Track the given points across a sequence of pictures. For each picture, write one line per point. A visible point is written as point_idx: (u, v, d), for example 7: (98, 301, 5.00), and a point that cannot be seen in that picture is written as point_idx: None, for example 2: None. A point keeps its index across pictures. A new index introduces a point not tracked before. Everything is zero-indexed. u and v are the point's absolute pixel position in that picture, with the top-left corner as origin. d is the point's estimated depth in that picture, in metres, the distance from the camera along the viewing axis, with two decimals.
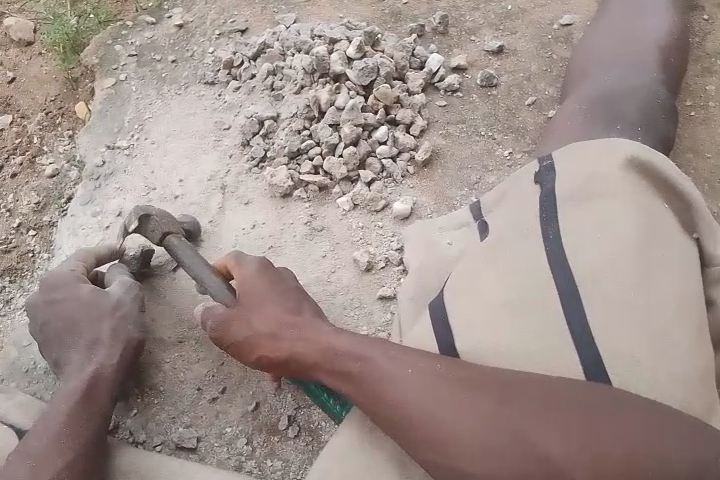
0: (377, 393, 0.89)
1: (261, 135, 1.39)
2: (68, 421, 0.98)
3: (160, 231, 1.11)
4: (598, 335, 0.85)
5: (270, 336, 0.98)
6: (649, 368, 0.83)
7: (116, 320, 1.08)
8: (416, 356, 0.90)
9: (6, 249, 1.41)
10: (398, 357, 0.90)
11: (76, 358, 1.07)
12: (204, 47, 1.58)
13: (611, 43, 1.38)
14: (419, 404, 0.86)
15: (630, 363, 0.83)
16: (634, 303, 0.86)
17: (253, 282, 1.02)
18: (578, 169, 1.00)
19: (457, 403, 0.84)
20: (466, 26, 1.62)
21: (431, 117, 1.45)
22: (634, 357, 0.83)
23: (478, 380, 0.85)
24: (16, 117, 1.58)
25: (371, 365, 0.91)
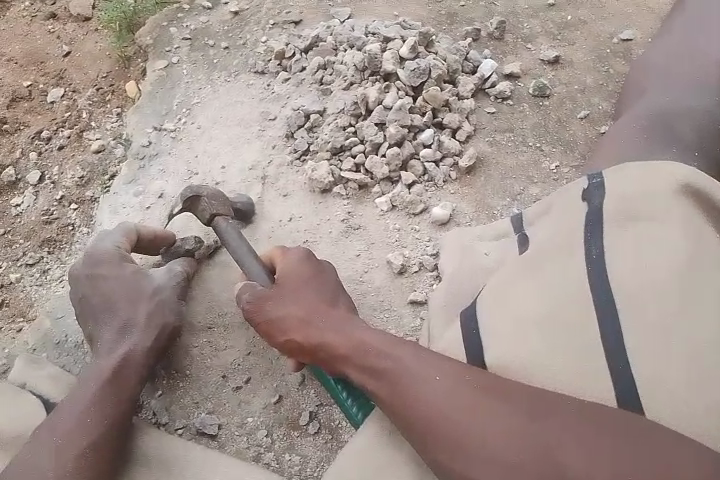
0: (397, 393, 0.88)
1: (306, 129, 1.38)
2: (98, 399, 0.99)
3: (209, 212, 1.15)
4: (635, 361, 0.82)
5: (299, 328, 0.98)
6: (685, 401, 0.79)
7: (153, 305, 1.10)
8: (436, 366, 0.89)
9: (48, 220, 1.44)
10: (423, 359, 0.89)
11: (109, 336, 1.08)
12: (257, 36, 1.58)
13: (672, 60, 1.33)
14: (438, 408, 0.85)
15: (666, 394, 0.80)
16: (675, 331, 0.83)
17: (292, 269, 1.04)
18: (628, 187, 0.96)
19: (477, 410, 0.83)
20: (522, 33, 1.59)
21: (478, 123, 1.43)
22: (670, 388, 0.80)
23: (501, 390, 0.84)
24: (67, 90, 1.62)
25: (395, 364, 0.90)
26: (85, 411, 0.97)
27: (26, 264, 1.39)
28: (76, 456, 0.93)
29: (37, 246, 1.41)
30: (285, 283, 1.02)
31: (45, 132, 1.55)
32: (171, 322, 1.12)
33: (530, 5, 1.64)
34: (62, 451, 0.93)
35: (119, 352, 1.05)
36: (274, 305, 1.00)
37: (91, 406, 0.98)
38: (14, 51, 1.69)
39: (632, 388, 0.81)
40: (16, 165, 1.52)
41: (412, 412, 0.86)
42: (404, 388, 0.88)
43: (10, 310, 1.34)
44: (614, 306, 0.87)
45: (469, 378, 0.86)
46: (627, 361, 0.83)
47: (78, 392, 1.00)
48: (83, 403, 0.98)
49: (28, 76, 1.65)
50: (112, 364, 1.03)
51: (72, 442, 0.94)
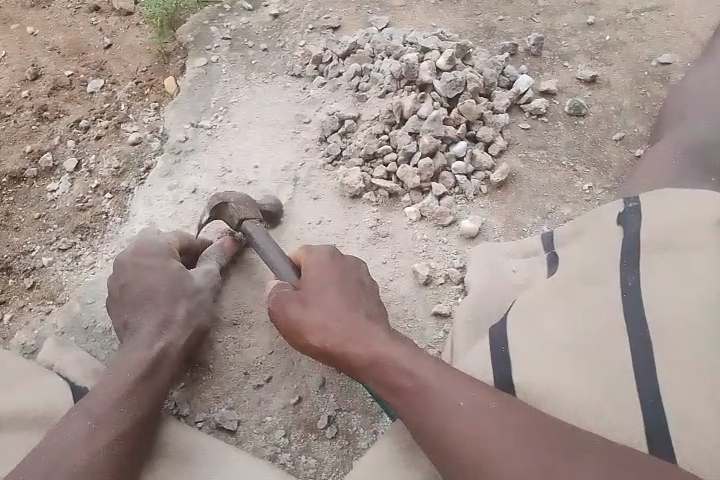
0: (418, 408, 0.88)
1: (340, 134, 1.40)
2: (131, 387, 1.01)
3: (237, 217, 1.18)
4: (667, 394, 0.82)
5: (326, 335, 0.99)
6: (715, 440, 0.79)
7: (193, 305, 1.16)
8: (465, 381, 0.88)
9: (82, 208, 1.46)
10: (448, 377, 0.89)
11: (143, 327, 1.11)
12: (296, 40, 1.60)
13: (710, 90, 1.33)
14: (459, 428, 0.83)
15: (696, 431, 0.80)
16: (709, 367, 0.82)
17: (317, 271, 1.05)
18: (666, 217, 0.96)
19: (500, 435, 0.81)
20: (560, 51, 1.59)
21: (512, 139, 1.43)
22: (701, 425, 0.80)
23: (527, 418, 0.83)
24: (107, 82, 1.65)
25: (418, 379, 0.89)
26: (121, 399, 0.99)
27: (59, 248, 1.42)
28: (107, 443, 0.94)
29: (70, 232, 1.44)
30: (311, 285, 1.04)
31: (83, 122, 1.58)
32: (204, 323, 1.17)
33: (569, 23, 1.63)
34: (95, 435, 0.94)
35: (161, 344, 1.09)
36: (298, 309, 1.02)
37: (121, 392, 1.00)
38: (57, 41, 1.73)
39: (662, 422, 0.81)
40: (54, 151, 1.55)
41: (431, 430, 0.86)
42: (426, 404, 0.87)
43: (40, 293, 1.37)
44: (647, 336, 0.87)
45: (495, 403, 0.85)
46: (659, 393, 0.83)
47: (111, 378, 1.02)
48: (114, 389, 1.00)
49: (70, 65, 1.69)
50: (143, 355, 1.06)
51: (105, 428, 0.95)
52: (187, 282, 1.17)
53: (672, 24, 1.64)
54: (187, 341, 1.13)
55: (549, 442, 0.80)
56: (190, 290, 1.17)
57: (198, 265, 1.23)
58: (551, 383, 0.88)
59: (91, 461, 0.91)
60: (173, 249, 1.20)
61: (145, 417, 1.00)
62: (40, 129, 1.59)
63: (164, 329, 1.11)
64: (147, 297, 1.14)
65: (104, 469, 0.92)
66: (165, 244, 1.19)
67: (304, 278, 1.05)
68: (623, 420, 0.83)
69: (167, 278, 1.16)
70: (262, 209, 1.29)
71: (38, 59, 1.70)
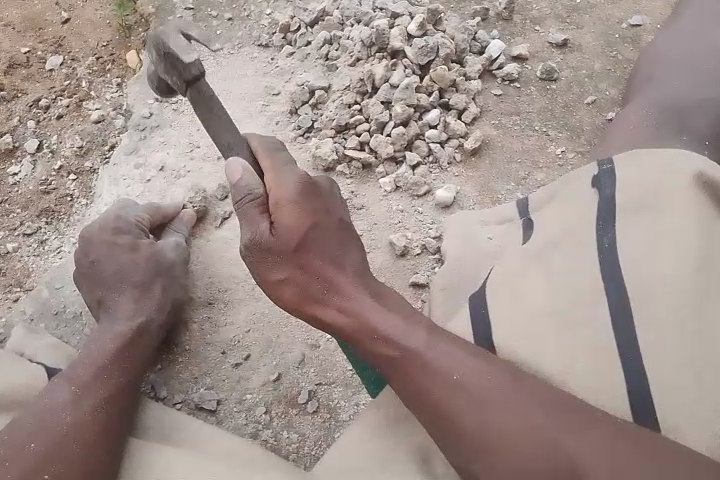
0: (410, 375, 0.85)
1: (311, 105, 1.37)
2: (111, 359, 1.03)
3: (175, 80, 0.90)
4: (646, 354, 0.83)
5: (313, 295, 0.90)
6: (693, 398, 0.80)
7: (169, 279, 1.16)
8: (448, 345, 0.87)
9: (46, 190, 1.42)
10: (454, 355, 0.85)
11: (120, 303, 1.12)
12: (261, 8, 1.55)
13: (683, 50, 1.32)
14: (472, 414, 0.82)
15: (675, 390, 0.81)
16: (687, 327, 0.83)
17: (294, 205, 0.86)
18: (642, 179, 0.97)
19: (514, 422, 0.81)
20: (531, 14, 1.56)
21: (484, 105, 1.42)
22: (679, 384, 0.81)
23: (542, 402, 0.81)
24: (67, 58, 1.59)
25: (419, 355, 0.86)
26: (103, 366, 1.02)
27: (24, 233, 1.37)
28: (92, 406, 0.96)
29: (35, 216, 1.39)
30: (287, 223, 0.86)
31: (43, 101, 1.53)
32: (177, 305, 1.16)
33: None
34: (81, 399, 0.96)
35: (140, 318, 1.10)
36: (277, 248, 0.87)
37: (101, 363, 1.02)
38: (11, 16, 1.65)
39: (643, 383, 0.82)
40: (14, 132, 1.50)
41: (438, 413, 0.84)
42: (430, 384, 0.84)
43: (7, 279, 1.33)
44: (626, 298, 0.87)
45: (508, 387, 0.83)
46: (638, 353, 0.83)
47: (91, 351, 1.04)
48: (94, 362, 1.02)
49: (26, 42, 1.61)
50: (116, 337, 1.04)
51: (90, 392, 0.98)
52: (158, 257, 1.16)
53: None
54: (167, 317, 1.14)
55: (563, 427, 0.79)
56: (163, 264, 1.16)
57: (166, 237, 1.21)
58: (534, 350, 0.89)
59: (78, 421, 0.94)
60: (142, 227, 1.20)
61: (128, 387, 1.02)
62: None
63: (141, 303, 1.12)
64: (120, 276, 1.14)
65: (90, 430, 0.93)
66: (134, 221, 1.19)
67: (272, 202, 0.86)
68: (602, 384, 0.84)
69: (142, 256, 1.16)
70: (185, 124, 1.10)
71: None
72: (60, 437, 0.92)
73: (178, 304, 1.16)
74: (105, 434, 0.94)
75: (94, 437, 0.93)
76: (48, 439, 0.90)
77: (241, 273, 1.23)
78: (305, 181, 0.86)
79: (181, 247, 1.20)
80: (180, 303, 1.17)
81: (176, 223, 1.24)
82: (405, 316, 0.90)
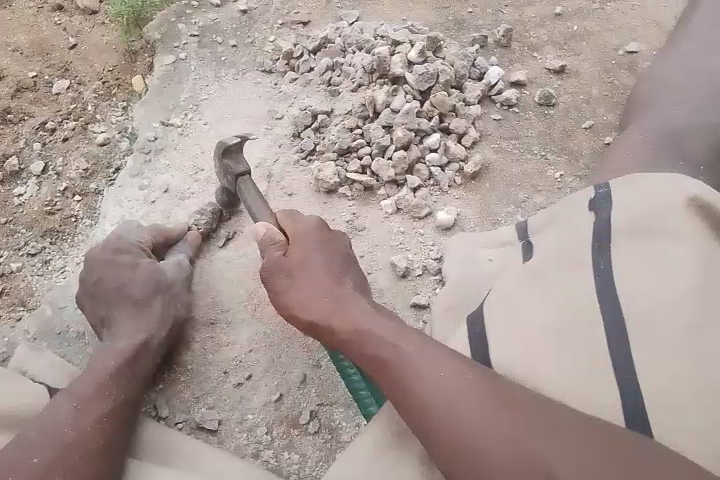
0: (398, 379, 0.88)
1: (313, 129, 1.39)
2: (111, 373, 1.03)
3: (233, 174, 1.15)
4: (644, 376, 0.84)
5: (319, 301, 0.99)
6: (691, 420, 0.81)
7: (169, 297, 1.16)
8: (437, 351, 0.89)
9: (51, 211, 1.43)
10: (444, 363, 0.87)
11: (124, 320, 1.13)
12: (265, 35, 1.59)
13: (678, 77, 1.35)
14: (457, 422, 0.83)
15: (673, 413, 0.82)
16: (685, 349, 0.84)
17: (305, 239, 1.05)
18: (637, 201, 0.98)
19: (496, 430, 0.80)
20: (529, 41, 1.60)
21: (484, 129, 1.44)
22: (678, 405, 0.82)
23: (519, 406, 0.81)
24: (73, 82, 1.62)
25: (407, 362, 0.88)
26: (103, 379, 1.02)
27: (28, 253, 1.39)
28: (94, 420, 0.97)
29: (39, 236, 1.41)
30: (299, 255, 1.04)
31: (49, 123, 1.55)
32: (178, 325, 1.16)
33: (537, 14, 1.65)
34: (82, 412, 0.97)
35: (141, 336, 1.11)
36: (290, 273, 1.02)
37: (101, 377, 1.02)
38: (19, 40, 1.69)
39: (641, 405, 0.83)
40: (20, 154, 1.52)
41: (428, 422, 0.84)
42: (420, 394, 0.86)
43: (10, 299, 1.34)
44: (621, 318, 0.88)
45: (489, 395, 0.83)
46: (636, 374, 0.84)
47: (92, 366, 1.04)
48: (95, 377, 1.02)
49: (34, 66, 1.65)
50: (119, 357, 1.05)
51: (91, 406, 0.98)
52: (160, 275, 1.17)
53: (637, 13, 1.67)
54: (167, 333, 1.14)
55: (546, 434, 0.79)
56: (164, 283, 1.17)
57: (169, 258, 1.23)
58: (532, 370, 0.90)
59: (80, 434, 0.94)
60: (145, 247, 1.21)
61: (129, 403, 1.02)
62: (4, 131, 1.55)
63: (142, 322, 1.13)
64: (123, 293, 1.14)
65: (91, 444, 0.94)
66: (137, 242, 1.20)
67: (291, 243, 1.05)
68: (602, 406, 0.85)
69: (146, 272, 1.16)
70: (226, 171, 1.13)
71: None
72: (62, 451, 0.92)
73: (179, 322, 1.17)
74: (106, 449, 0.94)
75: (95, 451, 0.93)
76: (49, 453, 0.91)
77: (243, 293, 1.24)
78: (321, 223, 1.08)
79: (184, 267, 1.21)
80: (181, 321, 1.18)
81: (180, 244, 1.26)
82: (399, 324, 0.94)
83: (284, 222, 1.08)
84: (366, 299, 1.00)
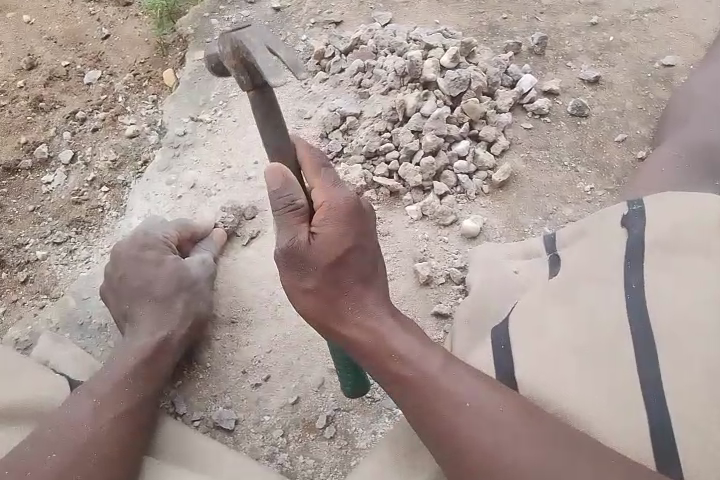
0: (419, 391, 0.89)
1: (341, 131, 1.39)
2: (132, 371, 1.04)
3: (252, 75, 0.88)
4: (674, 404, 0.83)
5: (342, 299, 0.94)
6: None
7: (191, 295, 1.17)
8: (459, 368, 0.90)
9: (78, 201, 1.45)
10: (466, 380, 0.88)
11: (146, 315, 1.13)
12: (297, 34, 1.59)
13: (717, 93, 1.32)
14: (479, 437, 0.84)
15: (702, 442, 0.81)
16: (715, 376, 0.82)
17: (336, 219, 0.89)
18: (669, 219, 0.96)
19: (519, 450, 0.82)
20: (564, 50, 1.58)
21: (514, 138, 1.42)
22: (708, 434, 0.81)
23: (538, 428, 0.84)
24: (104, 73, 1.63)
25: (429, 375, 0.89)
26: (123, 378, 1.03)
27: (53, 242, 1.40)
28: (113, 420, 0.97)
29: (65, 225, 1.42)
30: (326, 238, 0.89)
31: (80, 113, 1.57)
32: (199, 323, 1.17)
33: (572, 23, 1.63)
34: (102, 410, 0.98)
35: (162, 332, 1.11)
36: (313, 255, 0.90)
37: (121, 374, 1.03)
38: (54, 30, 1.71)
39: (670, 434, 0.82)
40: (49, 142, 1.54)
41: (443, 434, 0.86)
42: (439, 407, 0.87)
43: (34, 287, 1.36)
44: (652, 342, 0.87)
45: (516, 414, 0.85)
46: (665, 401, 0.83)
47: (113, 363, 1.05)
48: (116, 373, 1.03)
49: (67, 56, 1.66)
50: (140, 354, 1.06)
51: (110, 405, 0.99)
52: (183, 272, 1.17)
53: (675, 25, 1.64)
54: (188, 331, 1.14)
55: (568, 458, 0.81)
56: (187, 280, 1.17)
57: (193, 254, 1.23)
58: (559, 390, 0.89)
59: (99, 433, 0.95)
60: (170, 244, 1.22)
61: (148, 403, 1.03)
62: (35, 120, 1.57)
63: (164, 318, 1.13)
64: (148, 289, 1.15)
65: (109, 443, 0.95)
66: (162, 238, 1.21)
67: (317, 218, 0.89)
68: (629, 430, 0.84)
69: (171, 268, 1.17)
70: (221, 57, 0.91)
71: (34, 48, 1.68)
72: (81, 450, 0.93)
73: (201, 320, 1.17)
74: (124, 450, 0.95)
75: (113, 452, 0.94)
76: (69, 452, 0.92)
77: (264, 293, 1.24)
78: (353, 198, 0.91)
79: (207, 266, 1.22)
80: (203, 321, 1.18)
81: (204, 242, 1.26)
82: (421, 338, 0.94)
83: (308, 177, 0.91)
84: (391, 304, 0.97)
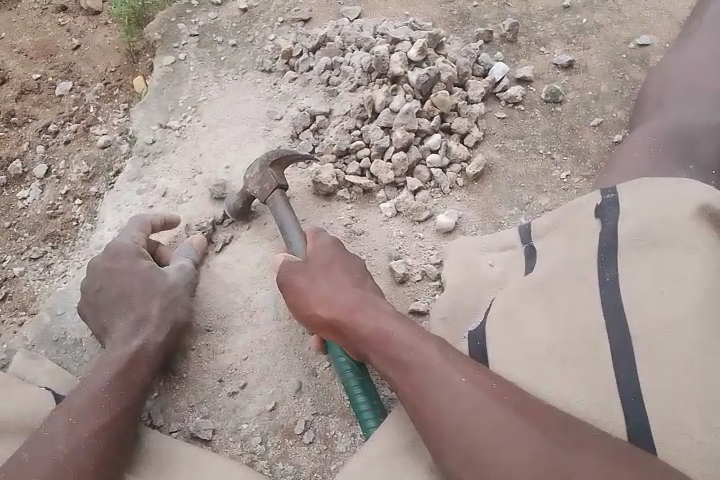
0: (415, 389, 0.92)
1: (312, 130, 1.37)
2: (111, 382, 1.04)
3: (273, 181, 1.21)
4: (650, 397, 0.84)
5: (341, 306, 1.04)
6: (701, 439, 0.80)
7: (161, 303, 1.14)
8: (453, 363, 0.92)
9: (53, 214, 1.43)
10: (456, 375, 0.91)
11: (126, 324, 1.12)
12: (265, 34, 1.57)
13: (691, 73, 1.29)
14: (473, 431, 0.86)
15: (678, 432, 0.81)
16: (693, 365, 0.83)
17: (322, 251, 1.12)
18: (643, 209, 0.97)
19: (511, 440, 0.84)
20: (536, 35, 1.56)
21: (488, 128, 1.40)
22: (687, 427, 0.81)
23: (528, 417, 0.85)
24: (76, 83, 1.62)
25: (420, 369, 0.93)
26: (102, 388, 1.02)
27: (29, 257, 1.39)
28: (91, 432, 0.97)
29: (40, 240, 1.41)
30: (317, 259, 1.12)
31: (52, 126, 1.55)
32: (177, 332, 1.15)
33: (545, 7, 1.61)
34: (83, 420, 0.98)
35: (130, 343, 1.09)
36: (308, 274, 1.10)
37: (100, 385, 1.03)
38: (24, 42, 1.69)
39: (646, 422, 0.83)
40: (23, 157, 1.52)
41: (444, 430, 0.88)
42: (437, 404, 0.90)
43: (13, 303, 1.34)
44: (630, 337, 0.87)
45: (507, 406, 0.87)
46: (642, 395, 0.84)
47: (92, 376, 1.05)
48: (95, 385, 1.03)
49: (38, 68, 1.65)
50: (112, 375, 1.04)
51: (90, 416, 0.99)
52: (156, 281, 1.16)
53: (650, 4, 1.61)
54: (165, 338, 1.13)
55: (558, 443, 0.82)
56: (163, 286, 1.16)
57: (175, 260, 1.22)
58: (539, 388, 0.90)
59: (79, 445, 0.95)
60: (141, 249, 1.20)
61: (127, 414, 1.03)
62: (8, 135, 1.56)
63: (136, 327, 1.12)
64: (123, 300, 1.15)
65: (87, 457, 0.95)
66: (130, 246, 1.19)
67: (310, 254, 1.13)
68: (606, 423, 0.86)
69: (146, 276, 1.16)
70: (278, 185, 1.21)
71: (4, 63, 1.66)
72: (57, 467, 0.92)
73: (179, 325, 1.15)
74: (101, 465, 0.95)
75: (89, 465, 0.94)
76: (46, 464, 0.92)
77: (239, 299, 1.23)
78: (335, 240, 1.15)
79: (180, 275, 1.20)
80: (182, 326, 1.16)
81: (181, 251, 1.24)
82: (418, 333, 0.98)
83: (305, 238, 1.16)
84: (383, 301, 1.06)
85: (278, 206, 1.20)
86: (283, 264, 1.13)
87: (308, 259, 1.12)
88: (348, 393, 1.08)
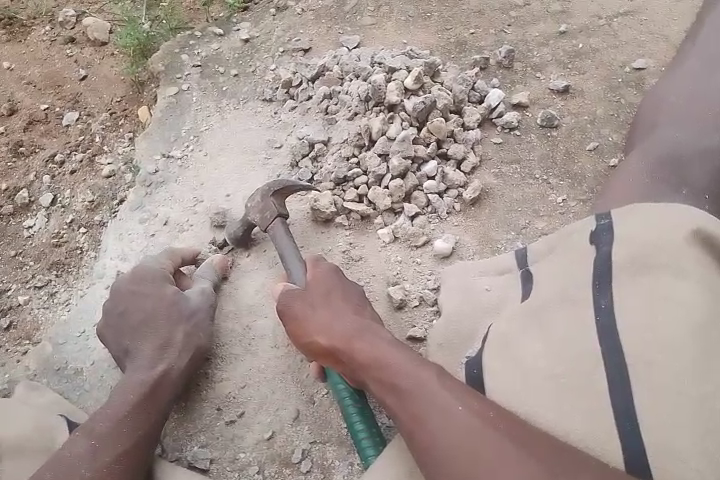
0: (415, 414, 0.92)
1: (310, 158, 1.39)
2: (126, 415, 1.05)
3: (274, 211, 1.23)
4: (646, 425, 0.83)
5: (339, 333, 1.05)
6: (697, 468, 0.80)
7: (161, 334, 1.15)
8: (451, 388, 0.92)
9: (57, 243, 1.46)
10: (454, 400, 0.91)
11: (143, 354, 1.14)
12: (266, 64, 1.60)
13: (683, 98, 1.30)
14: (473, 454, 0.86)
15: (672, 460, 0.81)
16: (686, 393, 0.83)
17: (321, 278, 1.13)
18: (637, 235, 0.98)
19: (510, 464, 0.83)
20: (532, 61, 1.58)
21: (484, 154, 1.42)
22: (682, 456, 0.81)
23: (526, 442, 0.85)
24: (82, 114, 1.65)
25: (418, 394, 0.93)
26: (112, 421, 1.04)
27: (34, 286, 1.41)
28: (103, 463, 1.00)
29: (45, 269, 1.43)
30: (316, 286, 1.13)
31: (58, 156, 1.58)
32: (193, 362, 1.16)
33: (541, 33, 1.63)
34: (94, 454, 1.00)
35: (131, 375, 1.11)
36: (308, 301, 1.11)
37: (115, 419, 1.05)
38: (33, 74, 1.73)
39: (642, 452, 0.83)
40: (30, 187, 1.55)
41: (443, 454, 0.88)
42: (437, 428, 0.89)
43: (17, 332, 1.36)
44: (626, 364, 0.87)
45: (506, 432, 0.86)
46: (637, 424, 0.84)
47: (107, 408, 1.06)
48: (110, 418, 1.05)
49: (46, 99, 1.69)
50: (114, 409, 1.06)
51: (100, 448, 1.01)
52: (171, 308, 1.17)
53: (646, 28, 1.63)
54: (185, 367, 1.14)
55: (556, 468, 0.82)
56: (183, 313, 1.18)
57: (195, 282, 1.24)
58: (536, 416, 0.90)
59: None
60: (169, 274, 1.22)
61: (140, 448, 1.04)
62: (16, 165, 1.59)
63: (137, 359, 1.14)
64: (132, 329, 1.17)
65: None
66: (133, 277, 1.21)
67: (309, 280, 1.14)
68: (602, 453, 0.85)
69: (150, 306, 1.17)
70: (279, 214, 1.23)
71: (14, 94, 1.70)
72: None
73: (197, 356, 1.17)
74: None
75: None
76: None
77: (238, 328, 1.24)
78: (335, 267, 1.16)
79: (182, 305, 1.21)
80: (203, 354, 1.18)
81: (200, 273, 1.26)
82: (415, 359, 0.98)
83: (306, 265, 1.17)
84: (381, 328, 1.07)
85: (278, 235, 1.21)
86: (282, 291, 1.14)
87: (308, 286, 1.13)
88: (346, 420, 1.09)
